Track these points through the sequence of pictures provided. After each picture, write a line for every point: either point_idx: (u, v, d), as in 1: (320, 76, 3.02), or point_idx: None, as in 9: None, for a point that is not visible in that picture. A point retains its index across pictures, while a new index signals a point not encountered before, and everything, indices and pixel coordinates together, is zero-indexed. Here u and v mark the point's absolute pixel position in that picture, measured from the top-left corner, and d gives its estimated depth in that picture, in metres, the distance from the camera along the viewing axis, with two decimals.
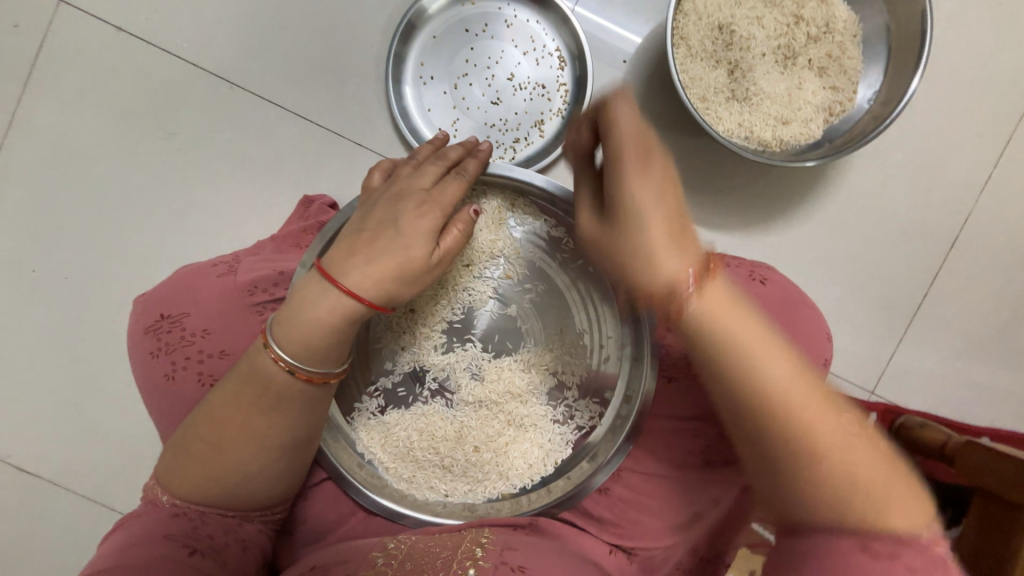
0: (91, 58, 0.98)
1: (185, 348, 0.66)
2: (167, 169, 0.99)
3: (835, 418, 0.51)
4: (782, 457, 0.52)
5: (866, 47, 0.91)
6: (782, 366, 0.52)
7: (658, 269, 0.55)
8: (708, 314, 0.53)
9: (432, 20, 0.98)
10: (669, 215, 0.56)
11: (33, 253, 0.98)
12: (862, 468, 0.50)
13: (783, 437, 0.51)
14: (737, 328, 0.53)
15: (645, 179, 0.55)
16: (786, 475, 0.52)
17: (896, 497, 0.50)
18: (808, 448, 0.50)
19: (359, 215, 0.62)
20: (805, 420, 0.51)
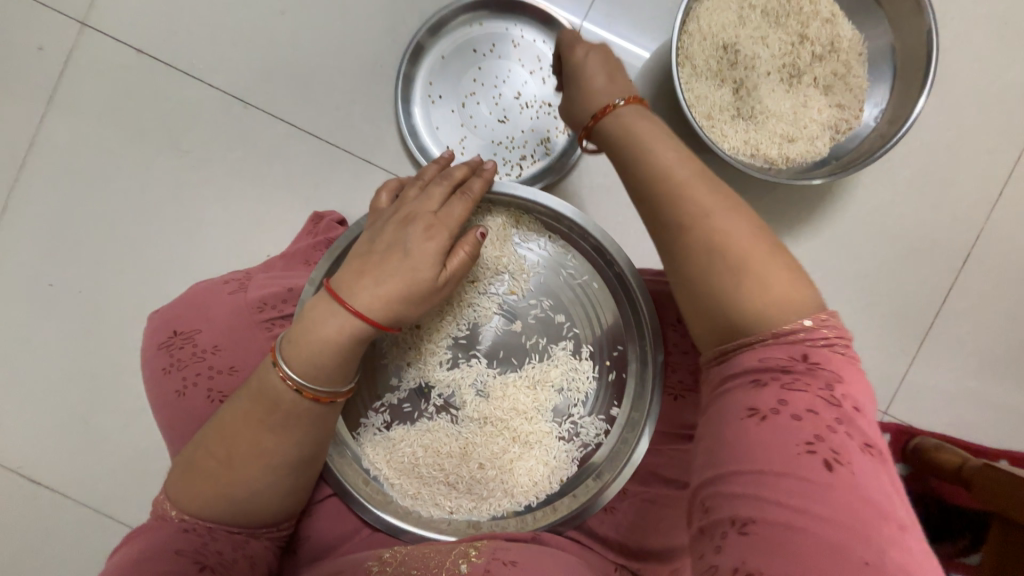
0: (111, 79, 1.02)
1: (196, 364, 0.67)
2: (181, 186, 1.02)
3: (752, 245, 0.46)
4: (687, 239, 0.48)
5: (872, 65, 0.91)
6: (693, 172, 0.51)
7: (596, 80, 0.60)
8: (625, 113, 0.57)
9: (441, 40, 1.00)
10: (612, 79, 0.60)
11: (51, 267, 1.01)
12: (765, 271, 0.45)
13: (690, 211, 0.48)
14: (655, 139, 0.53)
15: (601, 52, 0.63)
16: (685, 247, 0.48)
17: (796, 308, 0.44)
18: (716, 248, 0.46)
19: (368, 235, 0.63)
20: (709, 215, 0.47)
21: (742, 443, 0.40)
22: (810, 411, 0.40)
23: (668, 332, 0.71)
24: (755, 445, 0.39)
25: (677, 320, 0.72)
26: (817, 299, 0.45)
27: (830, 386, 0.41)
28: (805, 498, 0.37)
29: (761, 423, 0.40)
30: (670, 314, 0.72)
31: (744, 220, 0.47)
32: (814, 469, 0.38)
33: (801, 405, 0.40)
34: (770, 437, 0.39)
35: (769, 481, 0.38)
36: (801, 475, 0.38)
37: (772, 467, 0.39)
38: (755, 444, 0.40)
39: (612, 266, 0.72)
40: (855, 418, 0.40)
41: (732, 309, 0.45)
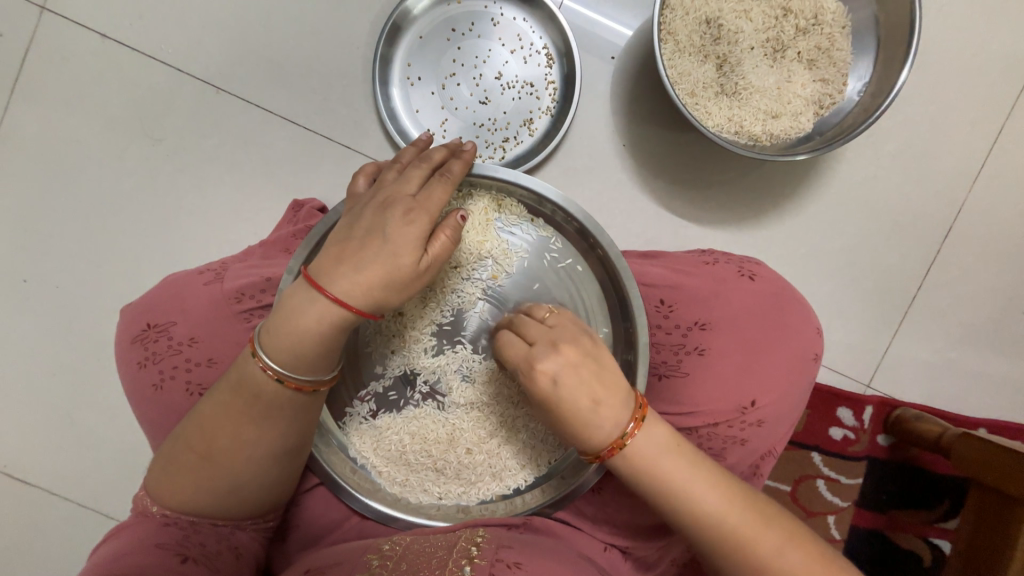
0: (76, 65, 0.98)
1: (174, 357, 0.66)
2: (155, 176, 0.99)
3: (786, 536, 0.53)
4: (740, 573, 0.53)
5: (855, 37, 0.90)
6: (720, 485, 0.54)
7: (589, 415, 0.55)
8: (647, 449, 0.54)
9: (418, 20, 0.97)
10: (606, 391, 0.55)
11: (24, 263, 0.98)
12: (812, 571, 0.51)
13: (735, 555, 0.53)
14: (678, 466, 0.54)
15: (572, 367, 0.56)
16: (740, 568, 0.53)
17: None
18: (763, 564, 0.52)
19: (346, 221, 0.61)
20: (751, 537, 0.52)
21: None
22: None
23: (651, 313, 0.70)
24: None
25: (661, 301, 0.70)
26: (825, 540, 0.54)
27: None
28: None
29: None
30: (652, 295, 0.70)
31: (767, 513, 0.54)
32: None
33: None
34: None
35: None
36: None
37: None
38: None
39: (596, 249, 0.71)
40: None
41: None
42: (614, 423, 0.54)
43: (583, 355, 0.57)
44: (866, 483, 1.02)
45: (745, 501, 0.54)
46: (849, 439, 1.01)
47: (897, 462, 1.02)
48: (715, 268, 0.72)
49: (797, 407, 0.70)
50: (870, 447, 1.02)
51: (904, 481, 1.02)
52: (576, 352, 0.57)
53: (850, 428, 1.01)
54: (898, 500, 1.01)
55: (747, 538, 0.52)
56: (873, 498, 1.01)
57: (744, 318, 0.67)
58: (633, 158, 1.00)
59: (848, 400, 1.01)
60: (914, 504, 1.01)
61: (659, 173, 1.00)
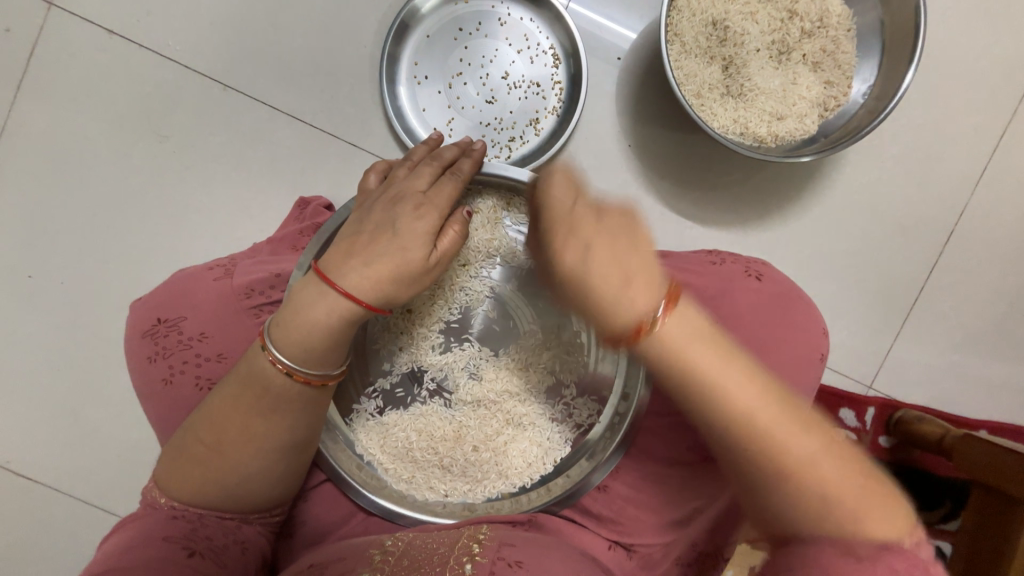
0: (83, 62, 0.98)
1: (184, 352, 0.66)
2: (162, 174, 0.99)
3: (818, 436, 0.50)
4: (754, 461, 0.51)
5: (860, 40, 0.91)
6: (754, 380, 0.51)
7: (616, 297, 0.55)
8: (680, 332, 0.53)
9: (425, 19, 0.97)
10: (637, 275, 0.55)
11: (29, 259, 0.98)
12: (836, 472, 0.49)
13: (754, 444, 0.50)
14: (710, 357, 0.52)
15: (602, 250, 0.56)
16: (754, 458, 0.50)
17: (857, 477, 0.49)
18: (783, 457, 0.49)
19: (357, 217, 0.62)
20: (777, 433, 0.49)
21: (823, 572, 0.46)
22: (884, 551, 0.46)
23: None
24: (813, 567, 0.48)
25: None
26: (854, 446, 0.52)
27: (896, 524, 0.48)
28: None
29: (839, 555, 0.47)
30: None
31: (804, 418, 0.50)
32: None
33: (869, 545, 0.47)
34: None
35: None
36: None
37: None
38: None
39: None
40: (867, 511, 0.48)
41: (802, 494, 0.49)
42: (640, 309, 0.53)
43: (615, 237, 0.57)
44: None
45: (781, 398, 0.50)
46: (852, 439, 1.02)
47: (898, 464, 1.03)
48: (721, 267, 0.72)
49: None
50: (871, 448, 1.03)
51: (904, 482, 1.03)
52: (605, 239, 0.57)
53: (852, 429, 1.02)
54: None
55: (776, 432, 0.49)
56: None
57: (750, 318, 0.67)
58: (639, 158, 1.00)
59: (850, 400, 1.02)
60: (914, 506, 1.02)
61: (664, 174, 1.00)
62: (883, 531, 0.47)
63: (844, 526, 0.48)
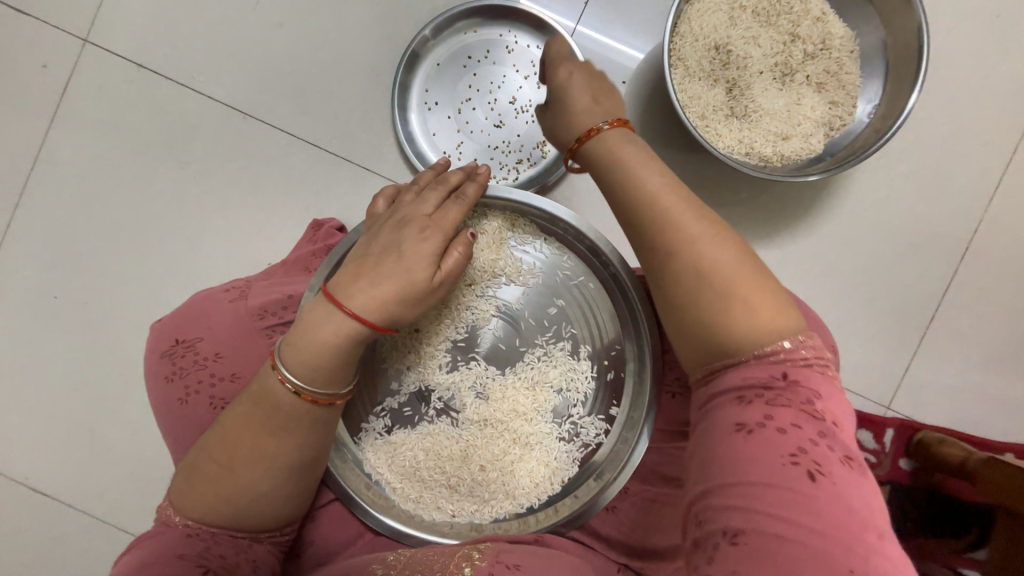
0: (113, 93, 1.03)
1: (199, 372, 0.68)
2: (183, 198, 1.03)
3: (730, 248, 0.48)
4: (658, 253, 0.51)
5: (863, 62, 0.92)
6: (671, 177, 0.53)
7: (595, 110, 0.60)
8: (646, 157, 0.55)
9: (436, 48, 1.01)
10: (599, 102, 0.61)
11: (56, 280, 1.02)
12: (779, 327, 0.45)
13: (660, 236, 0.50)
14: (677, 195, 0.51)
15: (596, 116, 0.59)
16: (660, 252, 0.50)
17: (765, 300, 0.46)
18: (687, 253, 0.49)
19: (365, 239, 0.64)
20: (683, 219, 0.50)
21: (717, 426, 0.43)
22: (796, 424, 0.41)
23: (665, 331, 0.71)
24: (741, 461, 0.41)
25: None
26: (789, 300, 0.48)
27: (799, 359, 0.44)
28: (790, 509, 0.38)
29: (750, 438, 0.41)
30: None
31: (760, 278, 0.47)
32: (800, 479, 0.39)
33: (759, 414, 0.42)
34: (760, 451, 0.41)
35: (756, 489, 0.39)
36: (787, 486, 0.39)
37: (769, 478, 0.39)
38: (744, 457, 0.41)
39: (608, 267, 0.72)
40: (834, 432, 0.42)
41: (702, 303, 0.47)
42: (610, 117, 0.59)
43: (586, 76, 0.64)
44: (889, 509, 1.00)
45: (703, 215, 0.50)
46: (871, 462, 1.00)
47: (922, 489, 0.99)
48: None
49: None
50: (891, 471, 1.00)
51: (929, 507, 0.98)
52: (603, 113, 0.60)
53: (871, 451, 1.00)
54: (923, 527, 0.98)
55: (679, 228, 0.50)
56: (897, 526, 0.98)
57: None
58: None
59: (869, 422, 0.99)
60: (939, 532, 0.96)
61: None
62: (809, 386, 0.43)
63: (738, 337, 0.45)
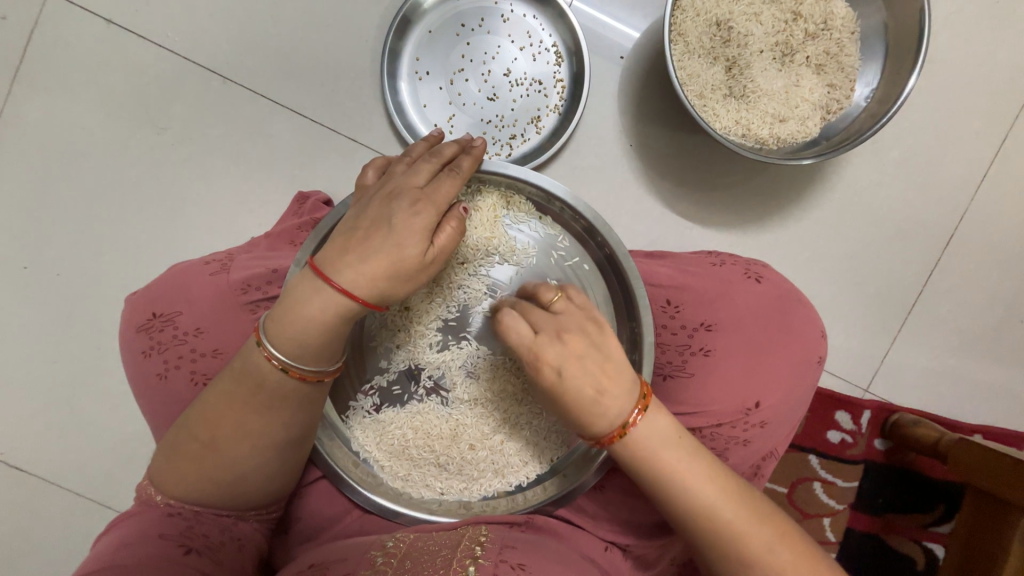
0: (81, 51, 0.97)
1: (179, 347, 0.66)
2: (160, 165, 0.98)
3: (777, 531, 0.53)
4: (724, 558, 0.54)
5: (863, 43, 0.90)
6: (668, 439, 0.55)
7: (593, 405, 0.55)
8: (650, 437, 0.55)
9: (427, 14, 0.96)
10: (609, 378, 0.55)
11: (25, 249, 0.97)
12: (794, 561, 0.52)
13: (722, 545, 0.54)
14: (680, 459, 0.55)
15: (577, 359, 0.56)
16: (724, 555, 0.54)
17: (774, 541, 0.53)
18: (747, 556, 0.53)
19: (353, 212, 0.61)
20: (736, 521, 0.53)
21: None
22: None
23: (658, 314, 0.69)
24: None
25: (667, 301, 0.69)
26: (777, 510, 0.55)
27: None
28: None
29: None
30: (659, 295, 0.70)
31: (758, 511, 0.54)
32: None
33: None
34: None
35: None
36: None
37: None
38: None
39: (603, 248, 0.71)
40: None
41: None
42: (621, 407, 0.55)
43: (570, 358, 0.56)
44: (863, 486, 1.03)
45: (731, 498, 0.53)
46: (847, 442, 1.02)
47: (894, 466, 1.04)
48: (722, 269, 0.71)
49: (800, 409, 0.70)
50: (867, 451, 1.03)
51: (899, 485, 1.03)
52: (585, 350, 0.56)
53: (848, 431, 1.02)
54: (893, 503, 1.03)
55: (737, 529, 0.53)
56: (869, 502, 1.03)
57: (750, 321, 0.67)
58: (640, 157, 1.00)
59: (846, 403, 1.02)
60: (908, 508, 1.03)
61: (665, 174, 1.00)
62: None
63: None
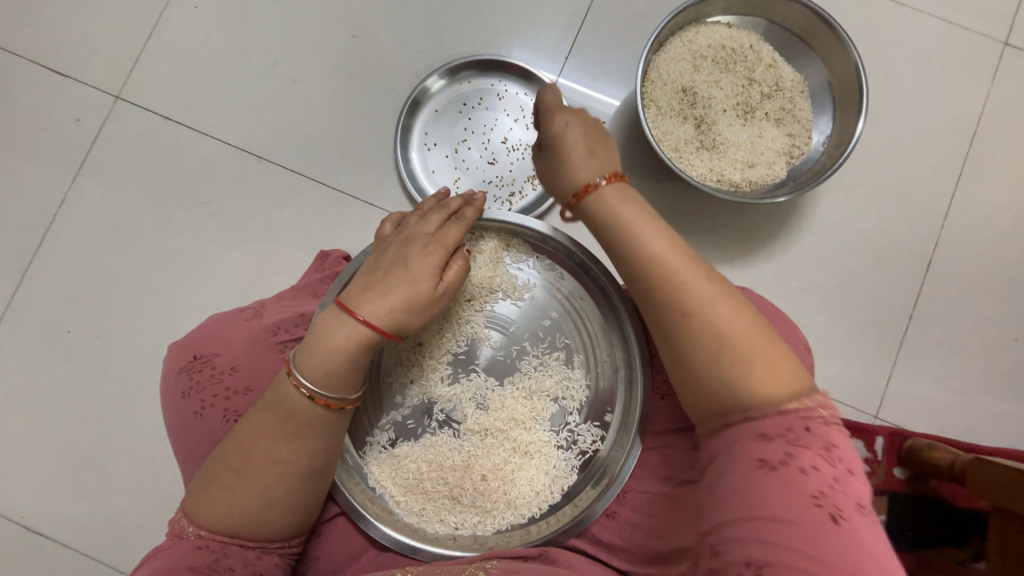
0: (140, 142, 1.13)
1: (215, 385, 0.71)
2: (198, 235, 1.10)
3: (736, 305, 0.53)
4: (674, 322, 0.55)
5: (814, 99, 1.04)
6: (643, 211, 0.60)
7: (573, 155, 0.65)
8: (606, 201, 0.62)
9: (434, 96, 1.12)
10: (596, 155, 0.65)
11: (72, 315, 1.07)
12: (744, 336, 0.52)
13: (672, 304, 0.55)
14: (645, 225, 0.59)
15: (571, 126, 0.67)
16: (673, 311, 0.55)
17: (730, 319, 0.53)
18: (691, 314, 0.54)
19: (374, 257, 0.70)
20: (692, 290, 0.54)
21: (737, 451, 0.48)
22: (815, 467, 0.45)
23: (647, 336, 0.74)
24: (760, 493, 0.45)
25: None
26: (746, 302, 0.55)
27: (787, 389, 0.49)
28: (806, 542, 0.41)
29: (769, 473, 0.45)
30: None
31: (721, 287, 0.55)
32: (822, 519, 0.42)
33: (780, 448, 0.46)
34: (781, 487, 0.44)
35: (773, 526, 0.43)
36: (804, 523, 0.42)
37: (785, 506, 0.43)
38: (764, 494, 0.44)
39: (597, 281, 0.78)
40: (849, 478, 0.46)
41: (719, 370, 0.52)
42: (593, 170, 0.64)
43: (567, 119, 0.67)
44: (889, 519, 1.01)
45: (694, 263, 0.56)
46: (865, 471, 1.02)
47: (917, 495, 1.01)
48: None
49: None
50: (887, 480, 1.02)
51: (927, 516, 1.00)
52: (589, 142, 0.66)
53: (864, 460, 1.02)
54: (924, 538, 0.99)
55: (685, 287, 0.54)
56: (897, 536, 0.99)
57: None
58: None
59: (859, 431, 1.02)
60: (941, 543, 0.98)
61: None
62: (776, 390, 0.49)
63: (716, 348, 0.52)
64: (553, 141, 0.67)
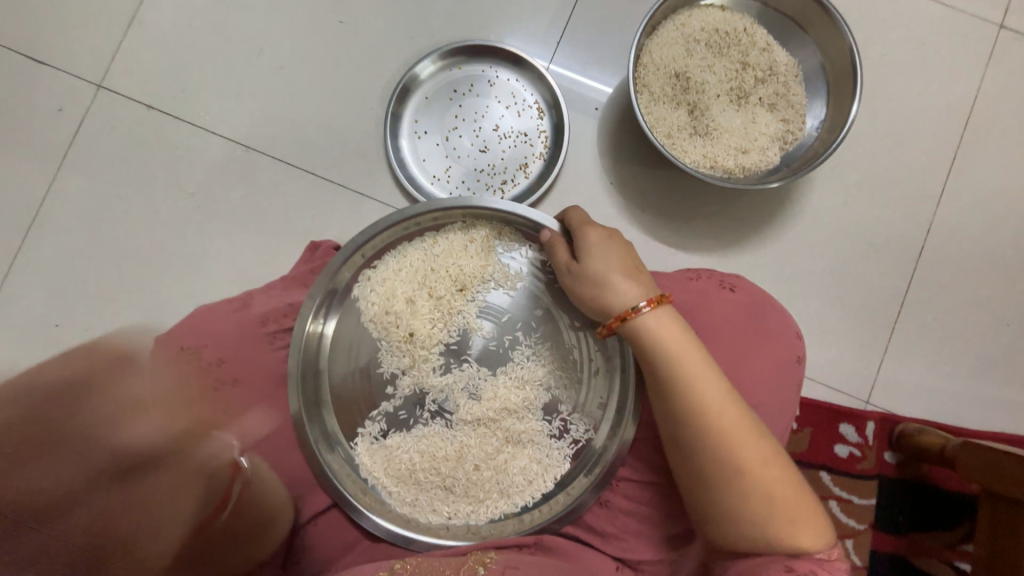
0: (124, 132, 1.11)
1: (204, 377, 0.71)
2: (185, 226, 1.08)
3: (768, 448, 0.58)
4: (712, 463, 0.58)
5: (808, 83, 1.02)
6: (685, 339, 0.62)
7: (615, 278, 0.66)
8: (651, 332, 0.62)
9: (424, 83, 1.10)
10: (638, 277, 0.66)
11: (59, 308, 1.05)
12: (775, 482, 0.56)
13: (712, 446, 0.58)
14: (687, 358, 0.60)
15: (608, 248, 0.68)
16: (712, 453, 0.58)
17: (762, 461, 0.57)
18: (731, 456, 0.57)
19: None
20: (734, 435, 0.58)
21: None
22: None
23: None
24: None
25: None
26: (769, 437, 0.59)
27: (808, 519, 0.55)
28: None
29: None
30: None
31: (754, 426, 0.59)
32: None
33: (806, 566, 0.53)
34: None
35: None
36: None
37: None
38: None
39: None
40: None
41: (751, 510, 0.56)
42: (637, 294, 0.64)
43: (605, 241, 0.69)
44: (880, 503, 1.01)
45: (734, 402, 0.59)
46: (856, 456, 1.02)
47: (909, 480, 1.02)
48: (698, 283, 0.76)
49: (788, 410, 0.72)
50: (879, 465, 1.02)
51: (919, 500, 1.01)
52: (626, 261, 0.67)
53: (855, 445, 1.02)
54: (916, 522, 1.00)
55: (727, 432, 0.58)
56: (890, 520, 1.00)
57: (726, 328, 0.71)
58: (620, 193, 1.09)
59: (849, 415, 1.02)
60: (932, 526, 1.00)
61: (645, 207, 1.09)
62: (800, 532, 0.55)
63: (754, 493, 0.56)
64: (587, 258, 0.68)
